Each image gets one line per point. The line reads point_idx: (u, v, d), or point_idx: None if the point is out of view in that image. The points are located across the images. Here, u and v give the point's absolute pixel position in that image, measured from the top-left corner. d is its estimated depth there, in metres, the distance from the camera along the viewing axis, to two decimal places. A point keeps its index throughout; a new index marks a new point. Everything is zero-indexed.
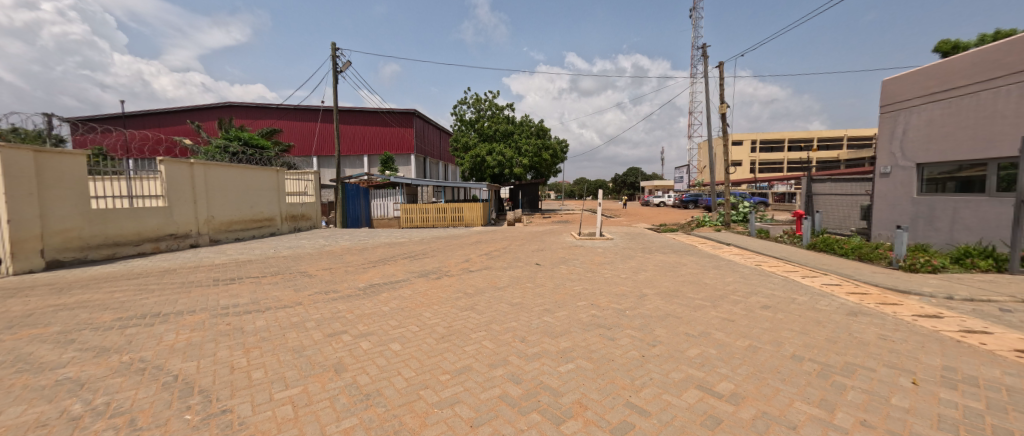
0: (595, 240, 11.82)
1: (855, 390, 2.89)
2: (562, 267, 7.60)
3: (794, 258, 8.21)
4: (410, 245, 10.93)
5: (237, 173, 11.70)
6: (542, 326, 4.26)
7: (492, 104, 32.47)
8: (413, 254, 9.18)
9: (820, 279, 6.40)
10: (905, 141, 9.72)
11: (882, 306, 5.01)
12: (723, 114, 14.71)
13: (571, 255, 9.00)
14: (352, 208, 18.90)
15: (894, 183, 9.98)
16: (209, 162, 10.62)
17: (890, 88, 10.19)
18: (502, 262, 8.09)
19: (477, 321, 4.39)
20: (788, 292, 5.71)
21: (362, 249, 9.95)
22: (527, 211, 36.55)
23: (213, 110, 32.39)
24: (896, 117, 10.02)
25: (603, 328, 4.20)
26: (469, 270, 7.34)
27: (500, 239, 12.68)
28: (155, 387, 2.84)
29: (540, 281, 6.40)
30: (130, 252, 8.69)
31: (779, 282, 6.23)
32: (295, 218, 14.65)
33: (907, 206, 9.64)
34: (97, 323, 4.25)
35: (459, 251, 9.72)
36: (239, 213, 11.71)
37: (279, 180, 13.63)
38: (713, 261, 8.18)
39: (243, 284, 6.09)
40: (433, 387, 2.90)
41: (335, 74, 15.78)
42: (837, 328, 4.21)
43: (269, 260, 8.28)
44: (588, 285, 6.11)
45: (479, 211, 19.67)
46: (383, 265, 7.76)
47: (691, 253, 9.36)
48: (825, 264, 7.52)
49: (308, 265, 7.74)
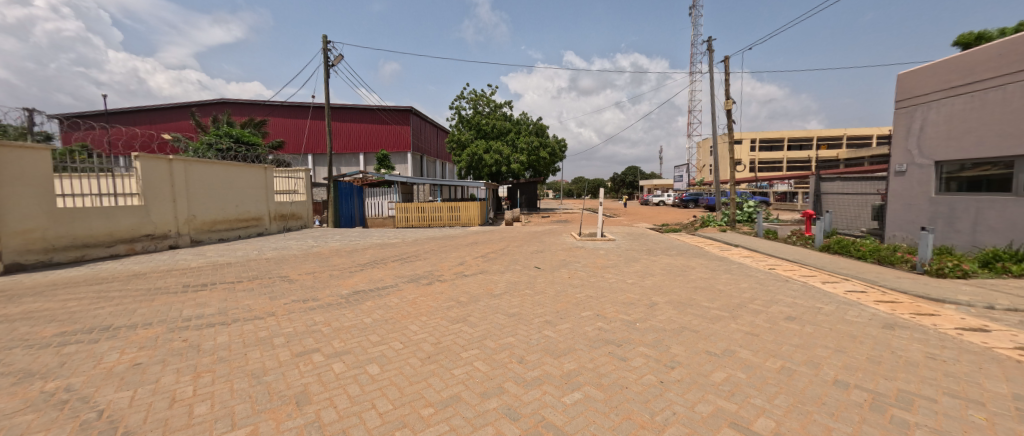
0: (597, 240, 11.31)
1: (922, 428, 2.40)
2: (563, 271, 7.09)
3: (809, 261, 7.73)
4: (402, 246, 10.40)
5: (222, 170, 11.16)
6: (543, 342, 3.74)
7: (491, 102, 31.92)
8: (405, 257, 8.63)
9: (843, 286, 5.92)
10: (923, 137, 9.26)
11: (918, 317, 4.53)
12: (728, 110, 14.23)
13: (572, 258, 8.48)
14: (345, 207, 18.29)
15: (911, 182, 9.52)
16: (190, 159, 10.04)
17: (907, 82, 9.73)
18: (499, 266, 7.57)
19: (470, 337, 3.87)
20: (810, 300, 5.23)
21: (351, 251, 9.41)
22: (525, 210, 35.99)
23: (204, 106, 31.66)
24: (913, 112, 9.57)
25: (612, 345, 3.68)
26: (463, 274, 6.83)
27: (498, 240, 12.16)
28: (69, 427, 2.31)
29: (539, 287, 5.91)
30: (102, 254, 8.16)
31: (799, 289, 5.75)
32: (285, 217, 14.09)
33: (925, 206, 9.18)
34: (34, 338, 3.72)
35: (453, 253, 9.19)
36: (223, 212, 11.16)
37: (267, 178, 13.06)
38: (723, 265, 7.68)
39: (214, 290, 5.55)
40: (412, 427, 2.38)
41: (326, 67, 15.17)
42: (876, 344, 3.73)
43: (250, 263, 7.73)
44: (592, 292, 5.61)
45: (476, 210, 19.11)
46: (372, 269, 7.22)
47: (699, 255, 8.86)
48: (843, 268, 7.05)
49: (290, 268, 7.19)
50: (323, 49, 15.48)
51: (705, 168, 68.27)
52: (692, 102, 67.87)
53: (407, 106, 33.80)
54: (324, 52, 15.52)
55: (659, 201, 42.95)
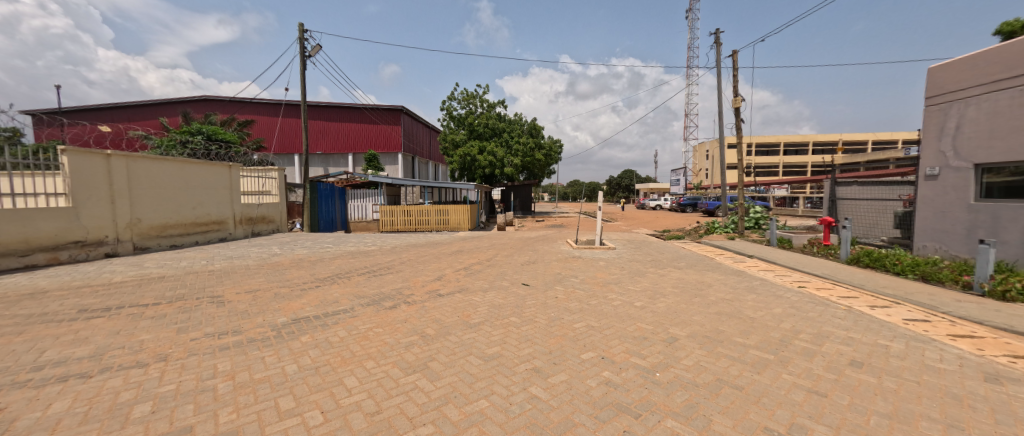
0: (596, 249, 10.21)
1: None
2: (559, 290, 5.92)
3: (842, 278, 6.68)
4: (377, 254, 9.21)
5: (176, 168, 9.96)
6: (528, 412, 2.58)
7: (484, 101, 30.97)
8: (375, 269, 7.43)
9: (897, 313, 4.87)
10: (959, 137, 8.33)
11: (1020, 363, 3.47)
12: (736, 108, 13.22)
13: (569, 272, 7.33)
14: (325, 210, 16.89)
15: (945, 187, 8.57)
16: (133, 154, 8.82)
17: (942, 76, 8.77)
18: (483, 282, 6.39)
19: (425, 402, 2.70)
20: (867, 334, 4.15)
21: (315, 261, 8.17)
22: (520, 214, 34.87)
23: (186, 104, 30.32)
24: (948, 109, 8.60)
25: (627, 416, 2.55)
26: (439, 294, 5.67)
27: (487, 247, 10.98)
28: None
29: (528, 312, 4.78)
30: (13, 265, 6.95)
31: (846, 318, 4.68)
32: (253, 221, 12.83)
33: (963, 214, 8.21)
34: None
35: (433, 265, 8.00)
36: (176, 215, 9.91)
37: (232, 178, 11.82)
38: (744, 282, 6.60)
39: (112, 318, 4.34)
40: None
41: (303, 58, 14.01)
42: (1000, 415, 2.63)
43: (186, 277, 6.50)
44: (594, 321, 4.47)
45: (466, 214, 17.93)
46: (329, 286, 6.02)
47: (712, 268, 7.78)
48: (887, 287, 6.01)
49: (230, 285, 5.98)
50: (300, 38, 14.26)
51: (702, 171, 67.72)
52: (688, 105, 67.24)
53: (398, 105, 32.58)
54: (302, 41, 14.33)
55: (656, 203, 42.76)
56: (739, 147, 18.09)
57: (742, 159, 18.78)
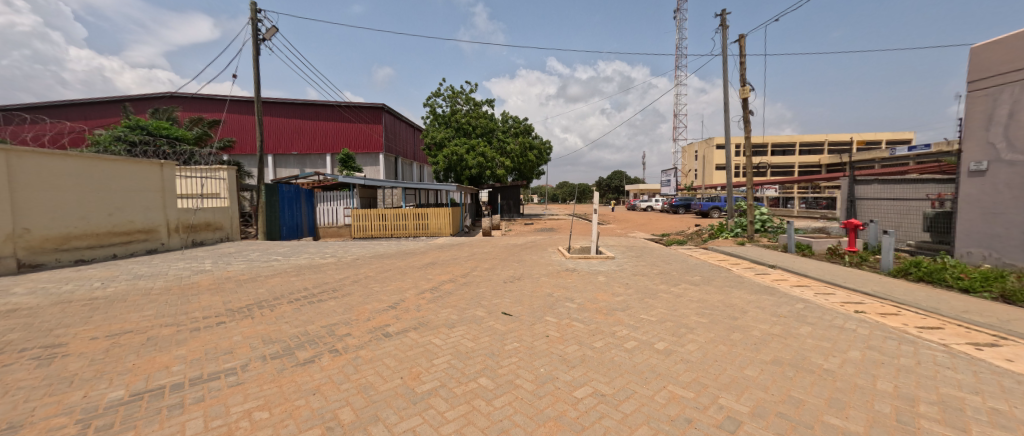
0: (593, 259, 8.74)
1: None
2: (550, 324, 4.39)
3: (904, 298, 5.31)
4: (329, 270, 7.53)
5: (83, 166, 8.17)
6: None
7: (470, 99, 29.56)
8: (315, 292, 5.77)
9: (1018, 357, 3.51)
10: (1012, 127, 7.14)
11: None
12: (744, 99, 11.98)
13: (562, 293, 5.80)
14: (289, 215, 14.96)
15: (996, 184, 7.37)
16: (17, 148, 7.03)
17: (990, 56, 7.56)
18: (450, 312, 4.82)
19: None
20: (1017, 403, 2.74)
21: (244, 281, 6.49)
22: (506, 215, 32.47)
23: (151, 100, 28.26)
24: (998, 94, 7.40)
25: None
26: (385, 334, 4.09)
27: (465, 258, 9.37)
28: None
29: (505, 368, 3.25)
30: None
31: (960, 369, 3.27)
32: (195, 228, 11.05)
33: (1020, 216, 6.99)
34: None
35: (393, 284, 6.40)
36: (82, 223, 8.11)
37: (164, 178, 10.04)
38: (784, 305, 5.19)
39: None
40: None
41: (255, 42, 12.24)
42: None
43: (47, 311, 4.76)
44: (603, 384, 2.98)
45: (448, 218, 16.28)
46: (236, 323, 4.37)
47: (735, 285, 6.38)
48: (971, 313, 4.66)
49: (93, 324, 4.28)
50: (252, 18, 12.51)
51: (691, 172, 67.29)
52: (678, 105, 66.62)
53: (378, 103, 30.83)
54: (256, 22, 12.57)
55: (646, 204, 42.02)
56: (745, 145, 16.76)
57: (747, 157, 17.46)
